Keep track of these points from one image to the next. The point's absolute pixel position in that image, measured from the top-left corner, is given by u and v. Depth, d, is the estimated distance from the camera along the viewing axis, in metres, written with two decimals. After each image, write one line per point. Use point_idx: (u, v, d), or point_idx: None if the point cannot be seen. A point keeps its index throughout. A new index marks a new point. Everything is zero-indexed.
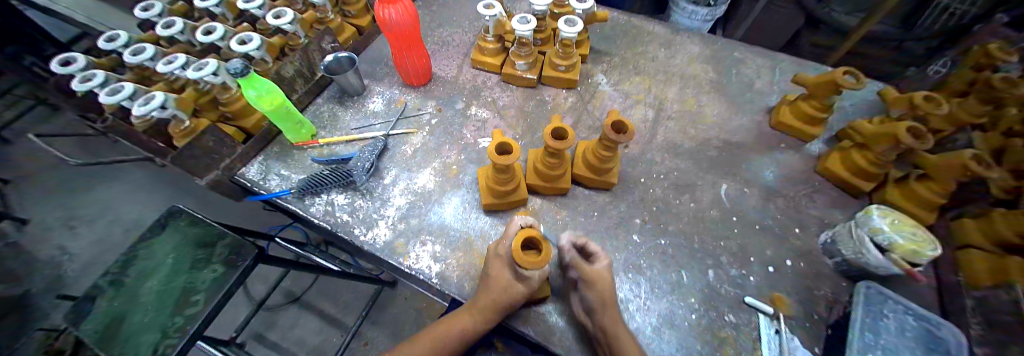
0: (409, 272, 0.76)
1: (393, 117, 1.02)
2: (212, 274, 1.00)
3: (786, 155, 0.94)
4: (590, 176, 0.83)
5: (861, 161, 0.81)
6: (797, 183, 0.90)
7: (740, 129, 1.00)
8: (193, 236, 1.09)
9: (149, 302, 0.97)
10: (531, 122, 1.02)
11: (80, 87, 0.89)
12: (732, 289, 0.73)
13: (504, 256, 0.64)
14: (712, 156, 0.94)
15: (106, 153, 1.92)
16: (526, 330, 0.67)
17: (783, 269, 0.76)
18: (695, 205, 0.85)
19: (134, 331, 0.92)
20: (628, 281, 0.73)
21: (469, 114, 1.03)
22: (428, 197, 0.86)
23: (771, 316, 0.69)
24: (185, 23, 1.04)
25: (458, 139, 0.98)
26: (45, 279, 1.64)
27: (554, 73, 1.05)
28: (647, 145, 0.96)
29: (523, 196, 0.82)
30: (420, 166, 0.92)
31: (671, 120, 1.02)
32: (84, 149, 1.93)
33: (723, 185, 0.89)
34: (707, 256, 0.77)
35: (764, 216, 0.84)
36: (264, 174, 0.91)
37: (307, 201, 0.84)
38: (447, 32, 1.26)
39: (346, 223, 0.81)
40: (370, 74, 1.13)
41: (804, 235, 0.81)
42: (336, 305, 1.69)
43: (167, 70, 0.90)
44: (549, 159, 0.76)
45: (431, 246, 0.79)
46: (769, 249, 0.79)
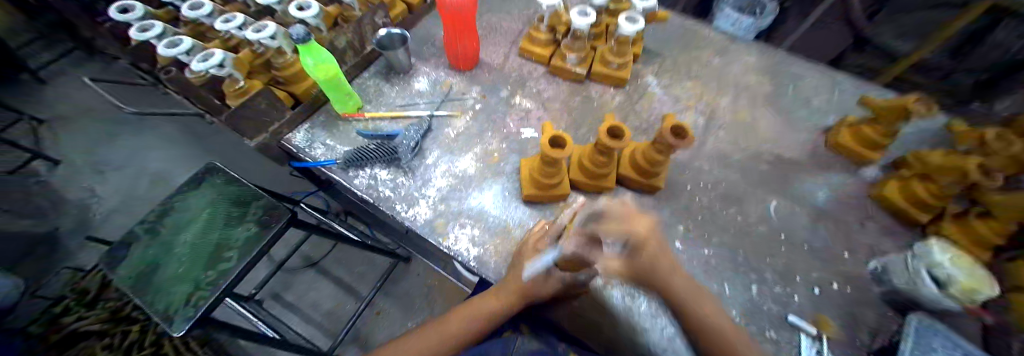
0: (447, 253, 0.77)
1: (438, 98, 1.02)
2: (246, 233, 1.06)
3: (839, 177, 0.92)
4: (635, 178, 0.82)
5: (919, 192, 0.78)
6: (848, 207, 0.87)
7: (794, 145, 0.97)
8: (230, 194, 1.15)
9: (185, 252, 1.04)
10: (575, 117, 1.01)
11: (139, 36, 0.90)
12: (774, 307, 0.72)
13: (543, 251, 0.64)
14: (762, 171, 0.92)
15: (158, 104, 1.98)
16: None
17: (828, 292, 0.74)
18: (742, 218, 0.84)
19: (169, 279, 0.99)
20: None
21: (512, 103, 1.02)
22: (468, 182, 0.86)
23: (813, 337, 0.68)
24: None
25: (502, 127, 0.97)
26: (74, 220, 1.71)
27: (605, 70, 1.03)
28: (695, 152, 0.94)
29: (566, 191, 0.81)
30: (462, 150, 0.92)
31: (720, 129, 0.99)
32: (138, 100, 1.99)
33: (772, 201, 0.87)
34: (751, 270, 0.76)
35: (812, 237, 0.82)
36: (310, 142, 0.93)
37: (351, 173, 0.85)
38: (496, 18, 1.25)
39: (388, 198, 0.82)
40: (417, 53, 1.13)
41: (853, 261, 0.79)
42: (351, 275, 1.71)
43: (225, 29, 0.91)
44: (599, 156, 0.75)
45: (470, 229, 0.79)
46: (816, 272, 0.77)
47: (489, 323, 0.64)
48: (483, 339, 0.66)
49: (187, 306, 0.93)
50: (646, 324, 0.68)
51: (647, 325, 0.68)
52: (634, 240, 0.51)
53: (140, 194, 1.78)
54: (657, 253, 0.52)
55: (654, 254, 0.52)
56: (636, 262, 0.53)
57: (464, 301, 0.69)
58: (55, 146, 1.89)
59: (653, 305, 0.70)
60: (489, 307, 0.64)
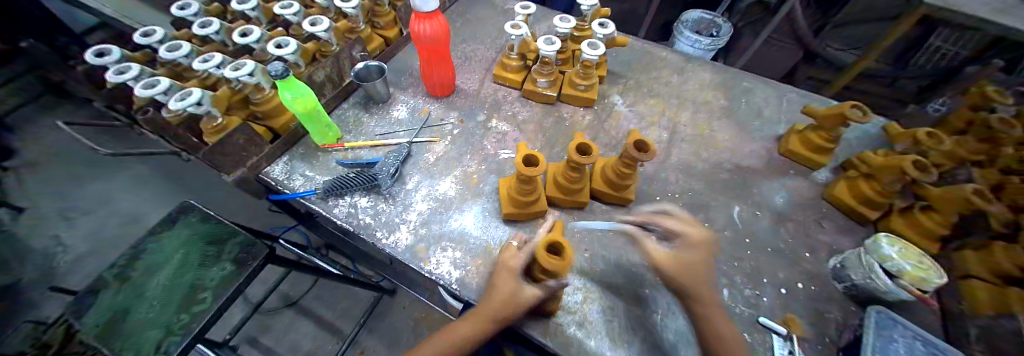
0: (429, 277, 0.78)
1: (417, 125, 1.05)
2: (222, 271, 1.03)
3: (795, 181, 0.99)
4: (607, 191, 0.87)
5: (865, 189, 0.85)
6: (805, 209, 0.94)
7: (752, 154, 1.05)
8: (205, 232, 1.12)
9: (158, 295, 1.00)
10: (550, 136, 1.06)
11: (116, 79, 0.90)
12: (746, 309, 0.75)
13: (514, 268, 0.66)
14: (725, 179, 0.99)
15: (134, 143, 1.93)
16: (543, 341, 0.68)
17: (794, 291, 0.79)
18: (709, 225, 0.89)
19: (138, 327, 0.95)
20: (647, 296, 0.75)
21: (489, 127, 1.07)
22: (448, 205, 0.88)
23: (784, 337, 0.71)
24: (221, 24, 1.09)
25: (479, 149, 1.01)
26: (37, 271, 1.60)
27: (575, 92, 1.10)
28: (662, 164, 1.01)
29: (543, 208, 0.84)
30: (442, 173, 0.94)
31: (685, 142, 1.07)
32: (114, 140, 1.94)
33: (735, 207, 0.93)
34: (721, 274, 0.81)
35: (775, 239, 0.88)
36: (289, 174, 0.94)
37: (331, 202, 0.86)
38: (470, 47, 1.32)
39: (369, 226, 0.83)
40: (395, 83, 1.18)
41: (814, 259, 0.85)
42: (334, 311, 1.66)
43: (203, 68, 0.93)
44: (572, 173, 0.79)
45: (451, 251, 0.80)
46: (781, 272, 0.82)
47: (468, 345, 0.63)
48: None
49: (157, 354, 0.90)
50: (626, 335, 0.69)
51: (627, 336, 0.69)
52: (686, 239, 0.60)
53: (110, 238, 1.70)
54: (700, 257, 0.58)
55: (702, 260, 0.58)
56: (682, 259, 0.58)
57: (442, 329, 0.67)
58: (17, 192, 1.82)
59: (632, 315, 0.72)
60: (466, 329, 0.63)
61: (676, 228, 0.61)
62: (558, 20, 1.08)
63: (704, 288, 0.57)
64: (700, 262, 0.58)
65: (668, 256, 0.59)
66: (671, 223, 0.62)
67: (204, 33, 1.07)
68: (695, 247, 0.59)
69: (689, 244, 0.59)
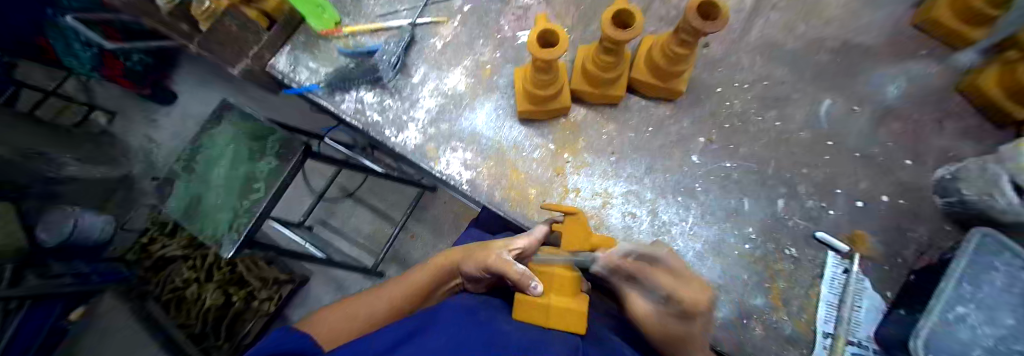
0: (441, 178, 0.74)
1: (420, 2, 0.87)
2: (268, 166, 1.10)
3: (922, 66, 0.73)
4: (651, 82, 0.69)
5: (1020, 78, 0.57)
6: (925, 104, 0.71)
7: (871, 26, 0.76)
8: (247, 129, 1.15)
9: (222, 183, 1.13)
10: (584, 11, 0.84)
11: None
12: (802, 222, 0.65)
13: (483, 254, 0.54)
14: (820, 63, 0.75)
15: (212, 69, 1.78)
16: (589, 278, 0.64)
17: (874, 205, 0.65)
18: (780, 124, 0.71)
19: (212, 208, 1.12)
20: (680, 205, 0.68)
21: (508, 0, 0.86)
22: (459, 102, 0.78)
23: (842, 254, 0.62)
24: None
25: (495, 32, 0.84)
26: (139, 162, 1.87)
27: None
28: (734, 43, 0.77)
29: (565, 104, 0.70)
30: (450, 65, 0.81)
31: (775, 10, 0.78)
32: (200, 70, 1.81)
33: (825, 100, 0.72)
34: (779, 183, 0.68)
35: (869, 142, 0.69)
36: (293, 66, 0.84)
37: (337, 98, 0.79)
38: None
39: (377, 124, 0.77)
40: None
41: (914, 169, 0.67)
42: (384, 202, 1.82)
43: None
44: (604, 57, 0.61)
45: (462, 152, 0.74)
46: (864, 182, 0.66)
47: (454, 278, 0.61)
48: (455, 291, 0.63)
49: (231, 231, 1.07)
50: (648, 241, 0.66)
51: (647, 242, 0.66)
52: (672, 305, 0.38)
53: (183, 135, 1.87)
54: (683, 324, 0.39)
55: (699, 323, 0.39)
56: (671, 320, 0.40)
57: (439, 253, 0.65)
58: None
59: (655, 222, 0.67)
60: (455, 257, 0.60)
61: (659, 283, 0.40)
62: None
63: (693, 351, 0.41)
64: (687, 329, 0.39)
65: (652, 311, 0.42)
66: (659, 278, 0.40)
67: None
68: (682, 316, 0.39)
69: (671, 310, 0.39)
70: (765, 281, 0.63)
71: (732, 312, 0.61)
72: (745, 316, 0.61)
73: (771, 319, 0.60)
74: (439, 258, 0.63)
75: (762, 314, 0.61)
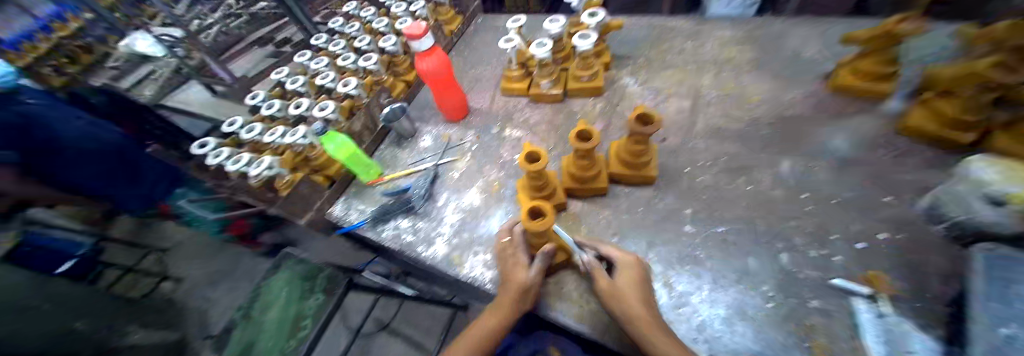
0: (466, 281, 0.83)
1: (440, 149, 1.15)
2: (316, 301, 1.28)
3: (854, 120, 0.87)
4: (625, 173, 0.84)
5: (947, 111, 0.71)
6: (876, 148, 0.81)
7: (795, 101, 0.95)
8: (302, 272, 1.30)
9: (272, 328, 1.21)
10: (563, 132, 1.08)
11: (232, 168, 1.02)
12: (814, 273, 0.66)
13: (524, 271, 0.69)
14: (766, 135, 0.90)
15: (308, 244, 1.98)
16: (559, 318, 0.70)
17: (876, 245, 0.67)
18: (754, 187, 0.81)
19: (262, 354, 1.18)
20: (688, 274, 0.70)
21: (504, 137, 1.12)
22: (476, 213, 0.94)
23: (868, 298, 0.60)
24: (309, 101, 1.16)
25: (497, 158, 1.07)
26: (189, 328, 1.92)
27: (579, 85, 1.12)
28: (688, 133, 0.95)
29: (561, 200, 0.84)
30: (466, 186, 1.01)
31: (711, 106, 1.00)
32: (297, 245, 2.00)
33: (784, 162, 0.83)
34: (776, 239, 0.72)
35: (841, 189, 0.76)
36: (346, 210, 1.06)
37: (379, 228, 0.96)
38: (481, 69, 1.39)
39: (411, 243, 0.91)
40: (418, 118, 1.28)
41: (896, 203, 0.71)
42: (417, 331, 1.80)
43: (252, 136, 1.11)
44: (580, 161, 0.79)
45: (483, 255, 0.85)
46: (854, 224, 0.70)
47: (492, 341, 0.66)
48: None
49: None
50: (670, 316, 0.65)
51: (671, 316, 0.65)
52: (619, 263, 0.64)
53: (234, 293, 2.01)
54: (630, 278, 0.61)
55: (630, 277, 0.61)
56: (624, 275, 0.61)
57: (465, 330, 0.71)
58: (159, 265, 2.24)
59: (674, 294, 0.68)
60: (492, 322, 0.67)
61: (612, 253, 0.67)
62: (535, 47, 1.03)
63: (631, 300, 0.57)
64: (631, 281, 0.60)
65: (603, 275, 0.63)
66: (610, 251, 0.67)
67: (279, 80, 1.31)
68: (627, 270, 0.62)
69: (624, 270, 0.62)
70: (805, 341, 0.58)
71: None
72: None
73: None
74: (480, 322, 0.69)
75: None
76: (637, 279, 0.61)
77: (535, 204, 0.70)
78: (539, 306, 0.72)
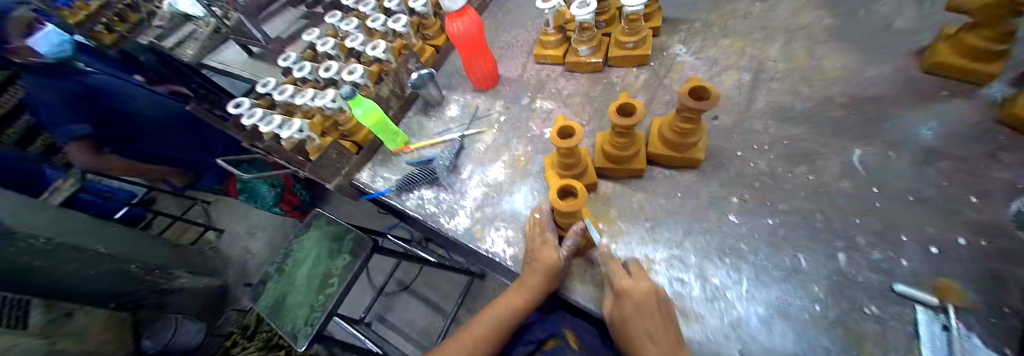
0: (487, 256, 0.83)
1: (467, 119, 1.12)
2: (343, 262, 1.29)
3: (948, 106, 0.74)
4: (667, 154, 0.78)
5: None
6: (971, 139, 0.69)
7: (877, 81, 0.82)
8: (330, 233, 1.38)
9: (303, 283, 1.30)
10: (599, 106, 1.01)
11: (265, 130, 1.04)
12: (871, 276, 0.60)
13: (549, 257, 0.66)
14: (836, 118, 0.79)
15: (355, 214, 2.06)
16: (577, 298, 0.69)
17: (953, 250, 0.59)
18: (813, 177, 0.73)
19: (294, 305, 1.27)
20: (725, 267, 0.66)
21: (535, 108, 1.07)
22: (500, 188, 0.92)
23: (934, 309, 0.54)
24: (339, 64, 1.14)
25: (526, 132, 1.02)
26: (235, 274, 2.11)
27: (623, 52, 1.03)
28: (742, 113, 0.86)
29: (593, 180, 0.80)
30: (492, 160, 0.99)
31: (773, 82, 0.90)
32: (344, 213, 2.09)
33: (855, 150, 0.74)
34: (833, 236, 0.65)
35: (920, 185, 0.67)
36: (372, 177, 1.07)
37: (404, 197, 0.97)
38: (516, 33, 1.31)
39: (434, 214, 0.92)
40: (448, 84, 1.24)
41: (986, 206, 0.62)
42: (437, 294, 1.89)
43: (284, 98, 1.12)
44: (617, 139, 0.74)
45: (506, 231, 0.84)
46: (930, 226, 0.62)
47: (513, 317, 0.68)
48: (508, 336, 0.70)
49: (308, 326, 1.19)
50: (701, 309, 0.62)
51: (702, 310, 0.62)
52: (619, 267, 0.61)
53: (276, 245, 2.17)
54: (631, 288, 0.58)
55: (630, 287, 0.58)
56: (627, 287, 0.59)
57: (492, 302, 0.72)
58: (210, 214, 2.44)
59: (706, 286, 0.64)
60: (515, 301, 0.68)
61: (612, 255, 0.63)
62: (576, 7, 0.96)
63: (635, 315, 0.57)
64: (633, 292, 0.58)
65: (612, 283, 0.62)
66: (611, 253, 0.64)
67: (310, 41, 1.30)
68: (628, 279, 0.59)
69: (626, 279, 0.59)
70: (850, 348, 0.54)
71: None
72: None
73: None
74: (503, 300, 0.70)
75: None
76: (641, 286, 0.58)
77: (567, 182, 0.67)
78: (563, 285, 0.71)
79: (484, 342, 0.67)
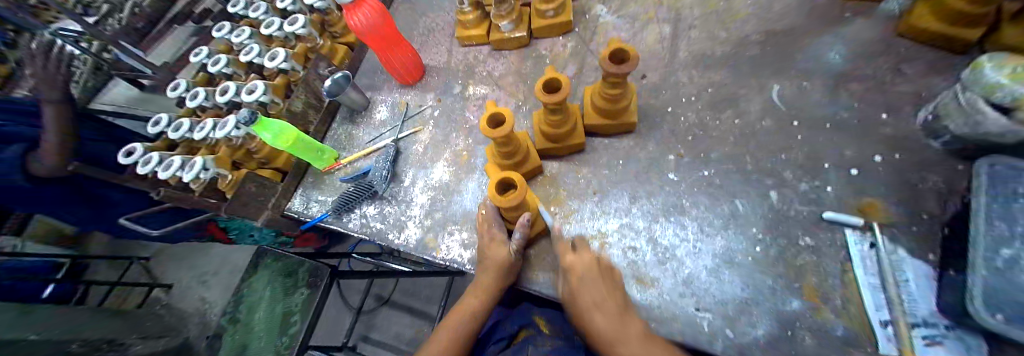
0: (445, 264, 0.78)
1: (398, 121, 1.02)
2: (302, 296, 1.23)
3: (851, 27, 0.77)
4: (603, 123, 0.75)
5: (953, 4, 0.61)
6: (873, 57, 0.72)
7: (787, 12, 0.83)
8: (281, 268, 1.26)
9: (263, 327, 1.18)
10: (532, 83, 0.96)
11: (164, 175, 0.90)
12: (805, 207, 0.62)
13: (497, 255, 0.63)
14: (754, 57, 0.80)
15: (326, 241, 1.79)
16: (537, 287, 0.67)
17: (870, 168, 0.62)
18: (742, 121, 0.73)
19: (257, 354, 1.14)
20: (674, 225, 0.66)
21: (468, 96, 1.00)
22: (447, 189, 0.86)
23: (861, 229, 0.57)
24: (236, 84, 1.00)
25: (464, 123, 0.96)
26: None
27: (544, 23, 0.97)
28: (669, 66, 0.85)
29: (536, 164, 0.76)
30: (433, 161, 0.92)
31: (693, 30, 0.89)
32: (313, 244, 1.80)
33: (773, 86, 0.75)
34: (766, 175, 0.67)
35: (836, 109, 0.69)
36: (306, 203, 0.96)
37: (344, 218, 0.88)
38: (432, 17, 1.20)
39: (381, 231, 0.84)
40: (370, 86, 1.13)
41: (894, 120, 0.65)
42: (419, 299, 1.83)
43: (180, 135, 0.97)
44: (551, 116, 0.70)
45: (459, 234, 0.79)
46: (849, 149, 0.65)
47: (476, 320, 0.66)
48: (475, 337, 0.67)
49: None
50: (656, 273, 0.61)
51: (656, 273, 0.61)
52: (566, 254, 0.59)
53: (229, 291, 1.98)
54: (582, 274, 0.56)
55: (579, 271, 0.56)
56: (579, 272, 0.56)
57: (453, 306, 0.69)
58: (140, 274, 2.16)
59: (658, 250, 0.64)
60: (475, 304, 0.66)
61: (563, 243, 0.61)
62: None
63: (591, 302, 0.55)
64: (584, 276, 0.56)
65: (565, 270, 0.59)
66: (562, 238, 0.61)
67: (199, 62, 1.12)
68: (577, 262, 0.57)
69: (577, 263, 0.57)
70: (795, 282, 0.56)
71: (774, 326, 0.53)
72: (787, 326, 0.53)
73: (818, 324, 0.52)
74: (463, 305, 0.67)
75: (805, 319, 0.53)
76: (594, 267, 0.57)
77: (505, 175, 0.62)
78: (520, 277, 0.68)
79: (450, 349, 0.63)
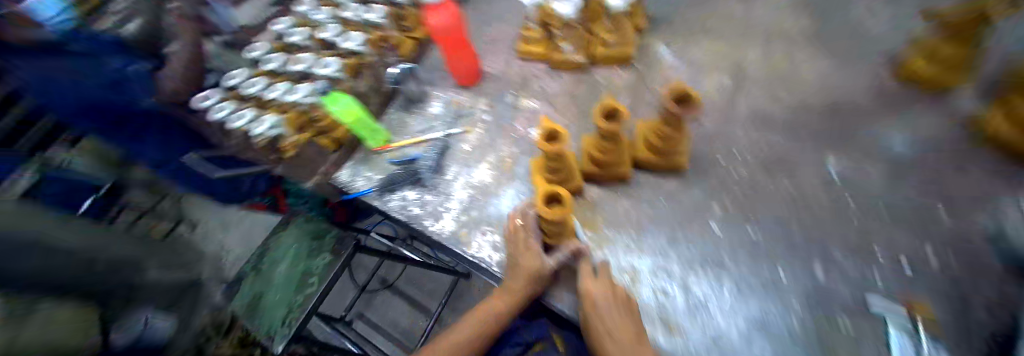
0: (473, 261, 0.81)
1: (451, 117, 1.08)
2: (323, 261, 1.25)
3: (916, 116, 0.77)
4: (651, 159, 0.78)
5: None
6: (937, 150, 0.72)
7: (851, 89, 0.84)
8: (309, 229, 1.31)
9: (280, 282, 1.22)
10: (583, 107, 1.00)
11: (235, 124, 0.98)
12: (849, 288, 0.61)
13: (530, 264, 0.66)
14: (814, 125, 0.81)
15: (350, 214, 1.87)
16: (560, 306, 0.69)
17: (920, 260, 0.62)
18: (793, 186, 0.74)
19: (270, 305, 1.18)
20: (709, 276, 0.66)
21: (520, 107, 1.05)
22: (486, 191, 0.90)
23: (911, 321, 0.55)
24: (314, 56, 1.09)
25: (512, 132, 1.00)
26: None
27: (606, 52, 1.02)
28: (724, 117, 0.86)
29: (578, 185, 0.79)
30: (477, 161, 0.96)
31: (753, 87, 0.90)
32: None
33: (830, 159, 0.75)
34: (811, 245, 0.67)
35: (892, 194, 0.69)
36: (352, 176, 1.00)
37: (386, 198, 0.93)
38: (497, 27, 1.27)
39: (418, 216, 0.88)
40: (429, 81, 1.19)
41: (952, 218, 0.64)
42: (421, 291, 1.87)
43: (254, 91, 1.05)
44: (604, 143, 0.72)
45: (492, 236, 0.82)
46: (901, 237, 0.64)
47: (495, 324, 0.68)
48: (491, 338, 0.69)
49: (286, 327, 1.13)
50: (683, 320, 0.62)
51: (685, 321, 0.62)
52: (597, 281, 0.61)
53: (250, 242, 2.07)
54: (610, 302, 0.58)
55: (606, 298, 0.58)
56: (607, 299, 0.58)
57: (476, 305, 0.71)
58: None
59: (689, 297, 0.64)
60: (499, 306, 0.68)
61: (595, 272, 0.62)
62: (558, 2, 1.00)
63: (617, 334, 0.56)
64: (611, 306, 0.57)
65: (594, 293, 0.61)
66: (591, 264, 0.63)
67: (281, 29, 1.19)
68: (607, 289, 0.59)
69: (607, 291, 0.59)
70: None
71: None
72: None
73: None
74: (487, 306, 0.69)
75: None
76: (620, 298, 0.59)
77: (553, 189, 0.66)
78: (546, 292, 0.70)
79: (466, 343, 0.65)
